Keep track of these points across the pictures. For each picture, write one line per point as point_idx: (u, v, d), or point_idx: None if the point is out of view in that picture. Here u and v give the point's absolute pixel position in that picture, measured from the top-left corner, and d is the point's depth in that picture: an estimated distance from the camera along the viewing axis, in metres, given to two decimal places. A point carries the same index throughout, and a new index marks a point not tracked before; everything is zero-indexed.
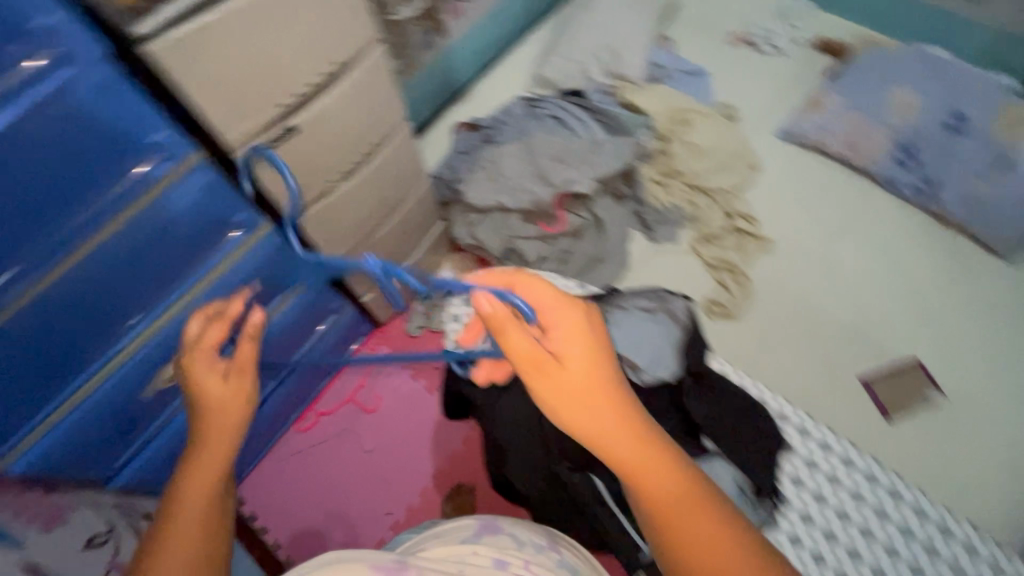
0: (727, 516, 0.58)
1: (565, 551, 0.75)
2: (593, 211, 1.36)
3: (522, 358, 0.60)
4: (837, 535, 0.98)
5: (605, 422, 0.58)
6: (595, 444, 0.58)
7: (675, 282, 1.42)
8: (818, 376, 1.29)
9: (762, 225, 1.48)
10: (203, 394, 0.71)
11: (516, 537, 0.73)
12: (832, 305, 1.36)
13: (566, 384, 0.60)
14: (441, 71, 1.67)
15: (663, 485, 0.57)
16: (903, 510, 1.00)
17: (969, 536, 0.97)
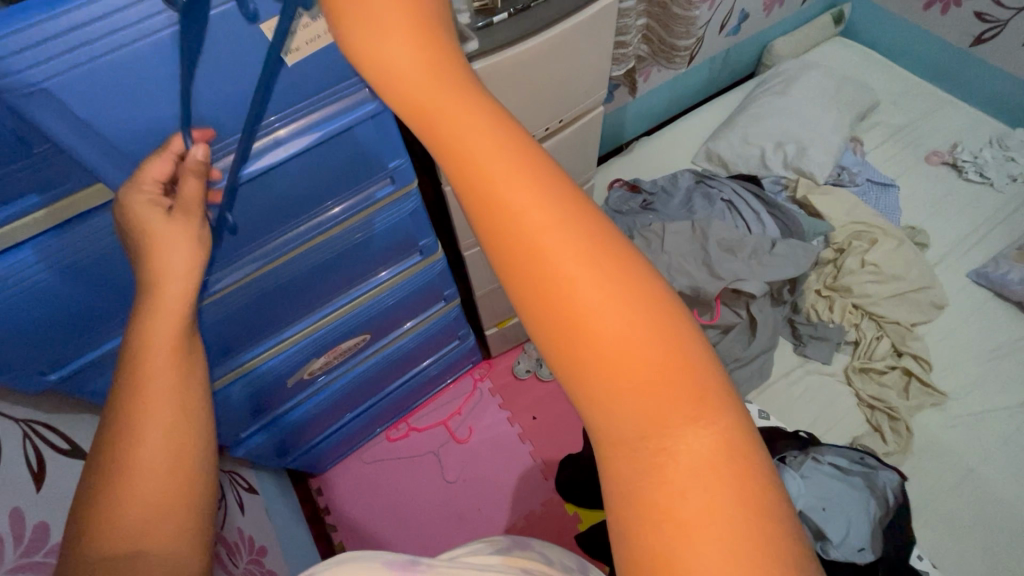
0: (725, 417, 0.29)
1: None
2: (751, 311, 1.27)
3: (425, 105, 0.33)
4: None
5: (530, 204, 0.31)
6: (510, 240, 0.31)
7: (818, 407, 1.28)
8: (978, 571, 1.09)
9: (935, 373, 1.30)
10: (158, 247, 0.50)
11: (545, 553, 0.55)
12: (1008, 490, 1.16)
13: (468, 136, 0.32)
14: (614, 122, 1.65)
15: (611, 329, 0.29)
16: None
17: None
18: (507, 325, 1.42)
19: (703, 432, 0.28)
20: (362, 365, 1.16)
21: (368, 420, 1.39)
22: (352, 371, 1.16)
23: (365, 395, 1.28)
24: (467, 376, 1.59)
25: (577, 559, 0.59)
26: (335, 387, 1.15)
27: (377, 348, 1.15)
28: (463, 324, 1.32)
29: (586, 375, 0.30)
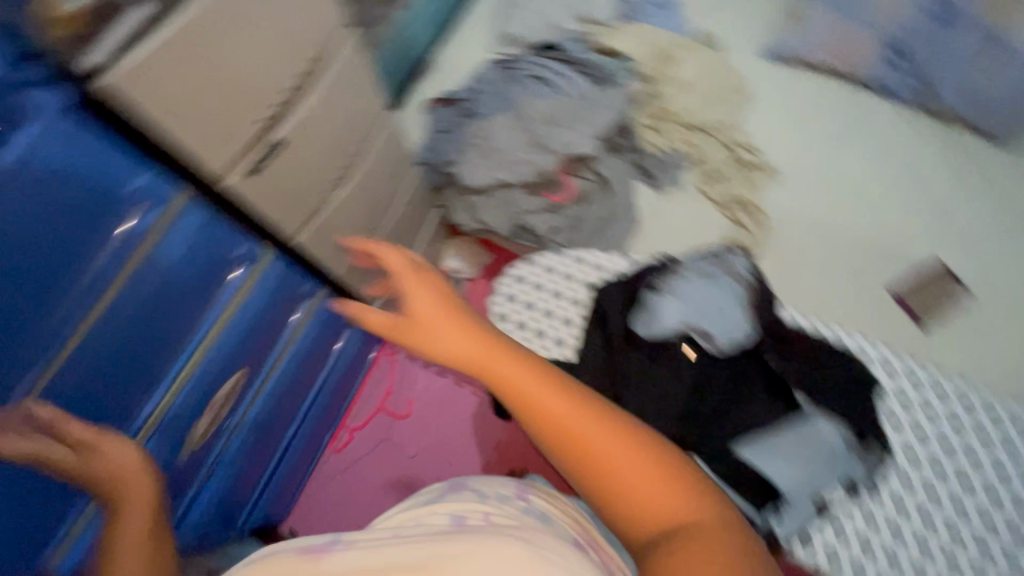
0: (707, 502, 0.46)
1: (534, 496, 0.72)
2: (598, 170, 1.29)
3: (471, 356, 0.50)
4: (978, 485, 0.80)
5: (554, 401, 0.48)
6: (538, 422, 0.48)
7: (687, 228, 1.37)
8: (847, 295, 1.28)
9: (765, 154, 1.43)
10: (110, 457, 0.57)
11: (483, 492, 0.70)
12: (848, 223, 1.34)
13: (504, 368, 0.49)
14: (398, 43, 1.53)
15: (608, 455, 0.46)
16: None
17: None
18: None
19: (693, 510, 0.45)
20: (257, 404, 1.04)
21: (302, 449, 1.29)
22: (250, 414, 1.03)
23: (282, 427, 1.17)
24: (382, 356, 1.53)
25: (514, 486, 0.74)
26: (240, 438, 1.03)
27: (264, 378, 1.03)
28: (345, 311, 1.22)
29: (603, 492, 0.46)
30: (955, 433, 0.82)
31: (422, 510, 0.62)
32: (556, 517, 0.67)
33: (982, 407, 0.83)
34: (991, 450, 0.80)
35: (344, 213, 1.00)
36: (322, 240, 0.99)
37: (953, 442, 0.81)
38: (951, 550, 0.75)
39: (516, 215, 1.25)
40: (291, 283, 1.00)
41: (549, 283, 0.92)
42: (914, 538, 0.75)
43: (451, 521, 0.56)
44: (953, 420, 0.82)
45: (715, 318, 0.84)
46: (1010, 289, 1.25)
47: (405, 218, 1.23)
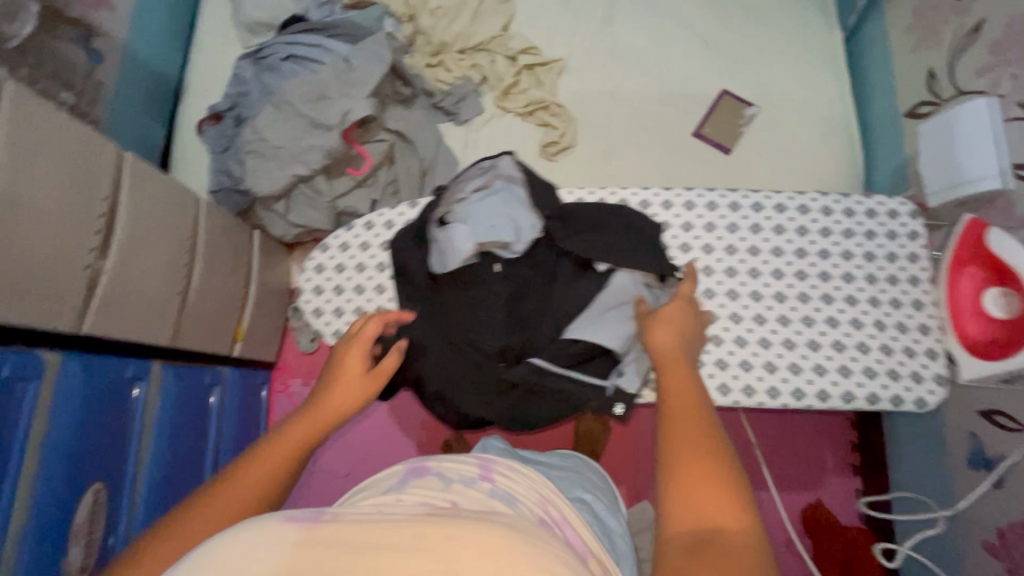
0: (751, 525, 0.51)
1: (500, 475, 0.70)
2: (390, 127, 1.24)
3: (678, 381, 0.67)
4: (761, 269, 0.86)
5: (682, 385, 0.66)
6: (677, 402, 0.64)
7: (503, 148, 1.38)
8: (662, 151, 1.36)
9: (546, 50, 1.44)
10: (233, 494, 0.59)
11: (448, 474, 0.68)
12: (639, 85, 1.40)
13: (682, 381, 0.67)
14: (133, 75, 1.36)
15: (688, 450, 0.57)
16: (794, 219, 0.87)
17: (848, 204, 0.87)
18: (246, 329, 1.28)
19: (736, 527, 0.50)
20: (140, 501, 0.97)
21: None
22: (139, 514, 0.97)
23: None
24: (276, 395, 1.45)
25: (476, 462, 0.72)
26: None
27: (134, 474, 0.96)
28: (200, 369, 1.15)
29: (676, 475, 0.55)
30: (731, 240, 0.87)
31: (390, 496, 0.60)
32: (521, 504, 0.65)
33: (751, 207, 0.88)
34: (762, 244, 0.86)
35: (124, 277, 0.91)
36: (121, 314, 0.91)
37: (729, 250, 0.87)
38: (740, 341, 0.83)
39: (329, 204, 1.20)
40: (110, 370, 0.91)
41: (353, 261, 0.96)
42: (709, 343, 0.84)
43: (425, 509, 0.50)
44: (727, 230, 0.87)
45: (504, 221, 0.83)
46: (785, 90, 1.37)
47: (215, 251, 1.15)
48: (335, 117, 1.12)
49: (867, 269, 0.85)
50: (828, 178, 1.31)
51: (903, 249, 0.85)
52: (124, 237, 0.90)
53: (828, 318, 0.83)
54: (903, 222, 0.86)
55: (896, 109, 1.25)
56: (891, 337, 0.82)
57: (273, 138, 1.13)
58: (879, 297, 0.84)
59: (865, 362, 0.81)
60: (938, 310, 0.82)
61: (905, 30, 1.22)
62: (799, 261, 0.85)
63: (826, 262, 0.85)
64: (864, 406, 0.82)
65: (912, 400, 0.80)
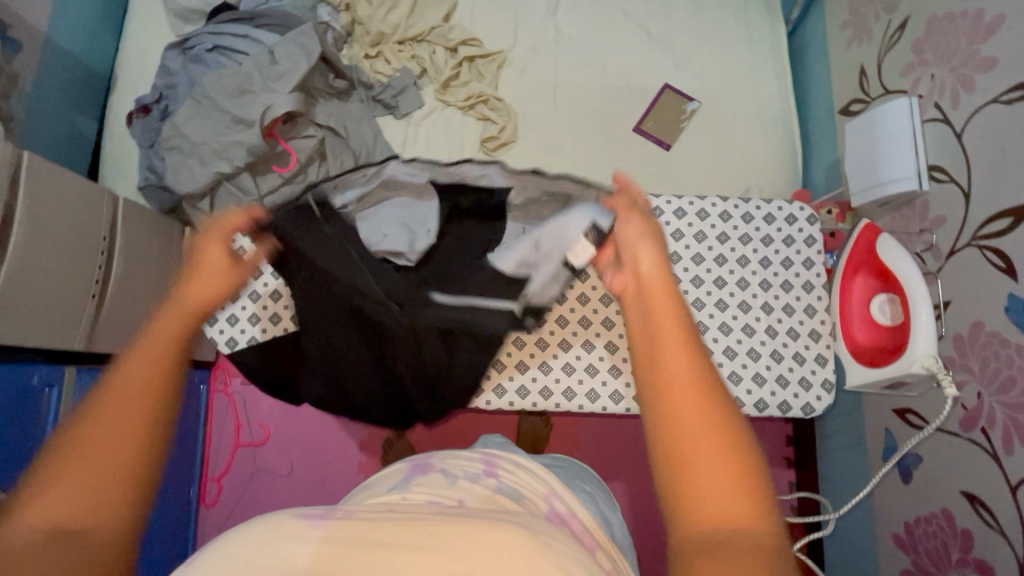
0: (764, 511, 0.43)
1: (503, 471, 0.75)
2: (318, 123, 1.20)
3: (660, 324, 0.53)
4: None
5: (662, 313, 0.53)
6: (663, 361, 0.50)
7: (443, 143, 1.35)
8: (602, 146, 1.34)
9: (488, 41, 1.41)
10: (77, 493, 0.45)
11: (451, 469, 0.74)
12: (582, 79, 1.38)
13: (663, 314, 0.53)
14: (54, 65, 1.30)
15: (689, 435, 0.45)
16: (693, 224, 0.86)
17: (747, 208, 0.86)
18: None
19: (750, 521, 0.42)
20: None
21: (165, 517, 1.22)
22: None
23: None
24: (214, 394, 1.42)
25: (480, 459, 0.78)
26: None
27: None
28: None
29: (669, 442, 0.46)
30: None
31: (396, 494, 0.65)
32: (525, 497, 0.70)
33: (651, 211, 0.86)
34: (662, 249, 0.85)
35: (23, 283, 0.87)
36: (22, 321, 0.88)
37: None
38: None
39: (256, 202, 1.17)
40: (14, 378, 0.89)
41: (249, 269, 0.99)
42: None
43: (436, 508, 0.56)
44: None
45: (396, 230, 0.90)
46: (727, 85, 1.36)
47: (136, 251, 1.12)
48: (257, 113, 1.08)
49: (763, 276, 0.85)
50: (765, 174, 1.31)
51: (799, 256, 0.85)
52: (22, 241, 0.87)
53: (721, 325, 0.83)
54: (800, 228, 0.86)
55: (832, 106, 1.24)
56: (781, 343, 0.82)
57: (193, 134, 1.10)
58: (774, 303, 0.84)
59: (755, 370, 0.82)
60: (829, 316, 0.84)
61: (841, 25, 1.21)
62: (695, 267, 0.85)
63: (723, 268, 0.85)
64: (753, 413, 0.82)
65: (799, 406, 0.81)
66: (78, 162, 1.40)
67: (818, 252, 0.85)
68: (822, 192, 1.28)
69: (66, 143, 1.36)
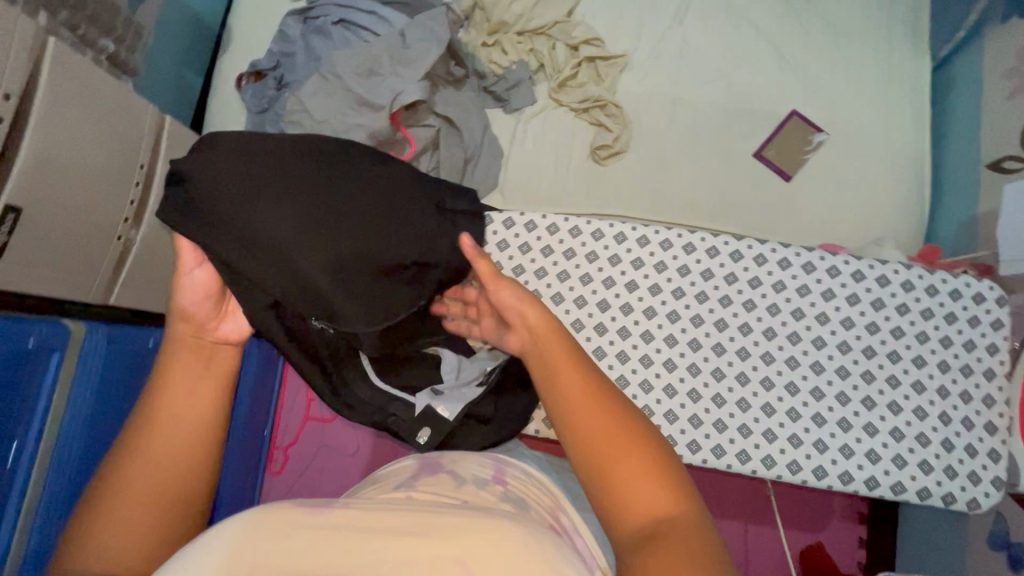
0: (673, 480, 0.55)
1: (514, 480, 0.64)
2: (438, 113, 1.19)
3: (565, 382, 0.62)
4: (827, 340, 0.87)
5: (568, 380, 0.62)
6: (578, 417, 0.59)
7: (552, 145, 1.31)
8: (718, 167, 1.27)
9: (611, 42, 1.35)
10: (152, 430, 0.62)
11: (459, 473, 0.63)
12: (704, 93, 1.31)
13: (567, 371, 0.62)
14: (175, 19, 1.29)
15: (615, 454, 0.56)
16: (871, 289, 0.87)
17: (933, 280, 0.87)
18: None
19: (674, 509, 0.53)
20: None
21: (237, 480, 1.24)
22: None
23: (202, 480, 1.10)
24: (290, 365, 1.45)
25: (489, 463, 0.67)
26: None
27: None
28: None
29: (586, 452, 0.57)
30: (801, 304, 0.88)
31: (401, 491, 0.56)
32: (534, 510, 0.60)
33: (826, 270, 0.88)
34: (834, 311, 0.87)
35: (155, 249, 0.88)
36: (148, 285, 0.89)
37: (795, 314, 0.88)
38: (792, 416, 0.85)
39: None
40: (134, 341, 0.89)
41: None
42: (761, 413, 0.85)
43: (440, 500, 0.54)
44: (798, 292, 0.88)
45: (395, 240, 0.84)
46: (859, 118, 1.28)
47: None
48: (383, 98, 1.05)
49: (941, 354, 0.86)
50: (891, 221, 1.22)
51: (983, 339, 0.85)
52: (155, 206, 0.86)
53: (890, 404, 0.85)
54: (988, 308, 0.86)
55: (979, 158, 1.16)
56: (954, 431, 0.83)
57: (316, 111, 1.08)
58: (949, 387, 0.85)
59: (921, 454, 0.83)
60: (1008, 409, 0.85)
61: (1003, 73, 1.12)
62: (870, 337, 0.86)
63: (899, 342, 0.86)
64: (913, 498, 0.83)
65: (965, 500, 0.82)
66: (182, 116, 1.40)
67: (1004, 337, 0.85)
68: (949, 250, 1.20)
69: (175, 98, 1.36)
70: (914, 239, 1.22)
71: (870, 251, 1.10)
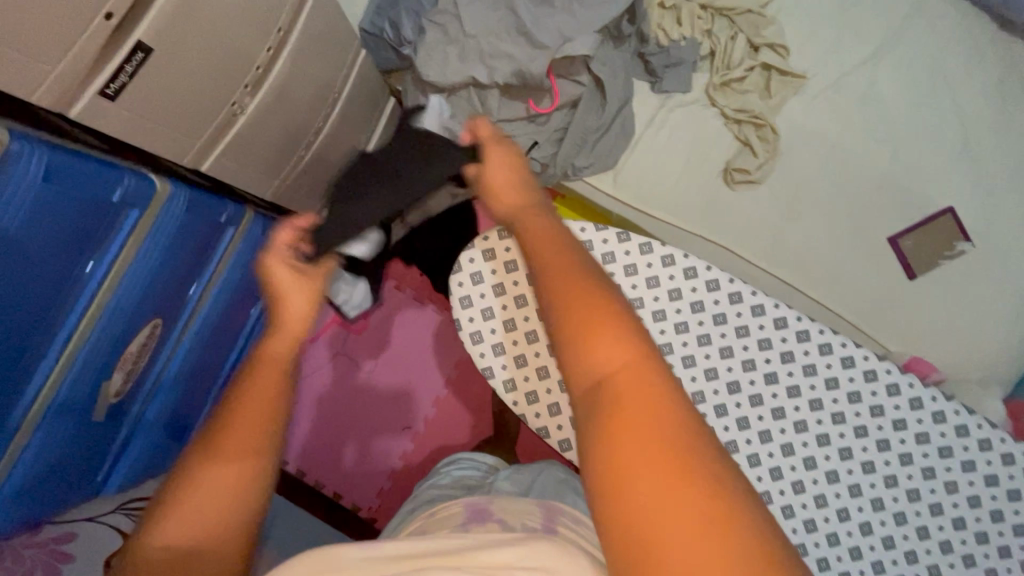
0: (701, 447, 0.38)
1: (565, 528, 0.59)
2: (593, 71, 1.04)
3: (550, 255, 0.49)
4: (934, 503, 0.83)
5: (558, 259, 0.48)
6: (564, 299, 0.45)
7: (687, 145, 1.18)
8: (848, 237, 1.16)
9: (794, 55, 1.19)
10: (209, 480, 0.48)
11: (510, 522, 0.60)
12: (869, 150, 1.17)
13: (552, 253, 0.49)
14: None
15: (623, 374, 0.41)
16: (1007, 470, 0.83)
17: None
18: None
19: (699, 482, 0.36)
20: (186, 340, 0.93)
21: None
22: (183, 348, 0.93)
23: (220, 355, 1.07)
24: None
25: (539, 509, 0.64)
26: (173, 380, 0.94)
27: (191, 313, 0.91)
28: None
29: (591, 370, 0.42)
30: (920, 453, 0.84)
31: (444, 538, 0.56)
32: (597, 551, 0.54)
33: (909, 398, 0.85)
34: (898, 442, 0.84)
35: (261, 123, 0.77)
36: (242, 160, 0.79)
37: (912, 462, 0.84)
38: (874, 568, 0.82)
39: (490, 124, 1.03)
40: (209, 212, 0.82)
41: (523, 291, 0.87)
42: (830, 546, 0.83)
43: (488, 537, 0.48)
44: (924, 441, 0.84)
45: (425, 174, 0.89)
46: (1018, 242, 1.15)
47: (352, 112, 1.00)
48: (546, 37, 0.92)
49: (1007, 538, 0.82)
50: (998, 361, 1.13)
51: None
52: (277, 79, 0.75)
53: None
54: None
55: None
56: None
57: (467, 20, 0.94)
58: None
59: None
60: None
61: None
62: (984, 518, 0.83)
63: (964, 505, 0.83)
64: None
65: None
66: None
67: None
68: None
69: None
70: (1011, 386, 1.14)
71: (968, 388, 1.03)
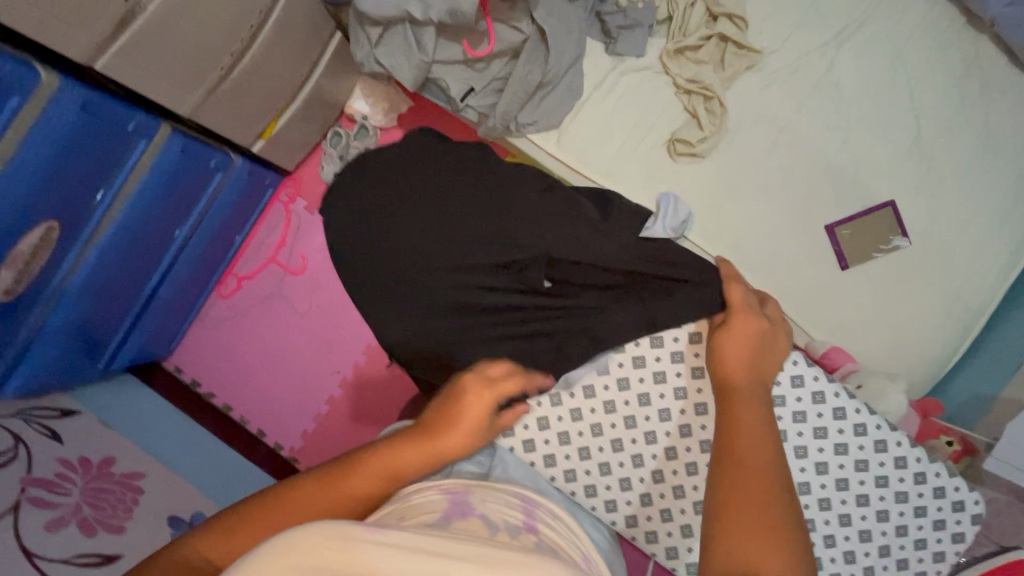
0: None
1: (545, 527, 0.58)
2: (536, 20, 1.02)
3: (738, 421, 0.65)
4: (823, 496, 0.77)
5: (741, 423, 0.64)
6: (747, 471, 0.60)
7: (635, 112, 1.16)
8: (785, 222, 1.15)
9: (754, 30, 1.16)
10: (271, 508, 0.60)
11: (491, 506, 0.58)
12: (818, 135, 1.15)
13: (743, 417, 0.65)
14: None
15: (752, 520, 0.56)
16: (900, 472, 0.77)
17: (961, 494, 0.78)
18: (276, 131, 1.15)
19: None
20: (93, 251, 0.92)
21: (181, 287, 1.21)
22: (90, 258, 0.92)
23: (141, 274, 1.06)
24: (277, 201, 1.38)
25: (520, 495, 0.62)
26: (80, 291, 0.94)
27: (99, 222, 0.90)
28: (209, 151, 1.03)
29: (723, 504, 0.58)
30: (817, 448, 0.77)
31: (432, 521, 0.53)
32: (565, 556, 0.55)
33: (811, 391, 0.78)
34: (794, 435, 0.77)
35: (165, 27, 0.75)
36: (146, 66, 0.77)
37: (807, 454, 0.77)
38: None
39: (426, 64, 1.01)
40: (111, 116, 0.80)
41: None
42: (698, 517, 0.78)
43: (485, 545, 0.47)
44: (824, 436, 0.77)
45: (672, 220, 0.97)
46: (955, 244, 1.13)
47: (285, 37, 0.98)
48: None
49: (889, 539, 0.78)
50: (919, 361, 1.13)
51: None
52: None
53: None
54: (960, 518, 0.78)
55: None
56: None
57: None
58: None
59: None
60: None
61: None
62: (870, 517, 0.77)
63: (853, 502, 0.77)
64: None
65: None
66: None
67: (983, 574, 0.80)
68: (948, 416, 1.14)
69: None
70: (928, 388, 1.14)
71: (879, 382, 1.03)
